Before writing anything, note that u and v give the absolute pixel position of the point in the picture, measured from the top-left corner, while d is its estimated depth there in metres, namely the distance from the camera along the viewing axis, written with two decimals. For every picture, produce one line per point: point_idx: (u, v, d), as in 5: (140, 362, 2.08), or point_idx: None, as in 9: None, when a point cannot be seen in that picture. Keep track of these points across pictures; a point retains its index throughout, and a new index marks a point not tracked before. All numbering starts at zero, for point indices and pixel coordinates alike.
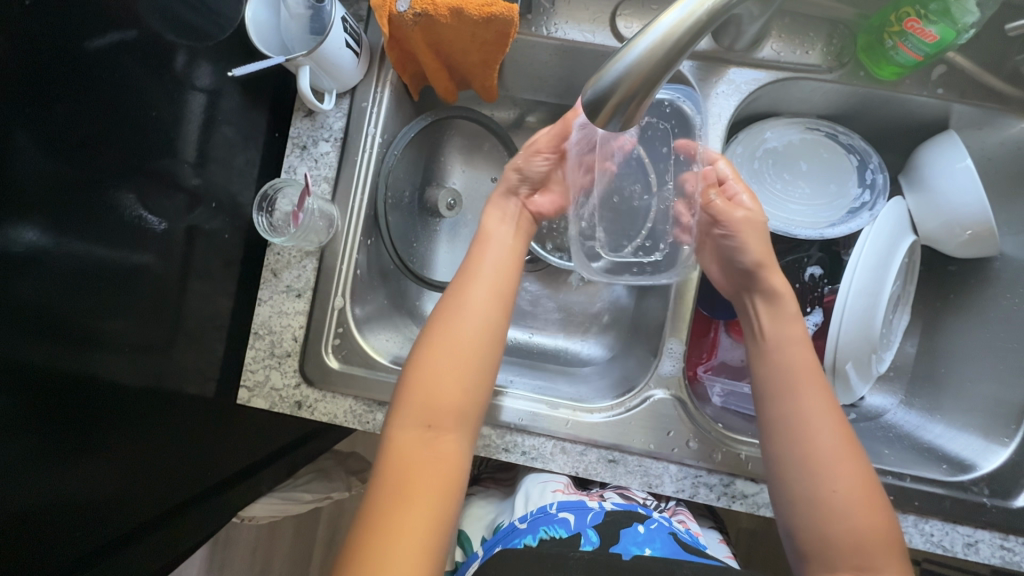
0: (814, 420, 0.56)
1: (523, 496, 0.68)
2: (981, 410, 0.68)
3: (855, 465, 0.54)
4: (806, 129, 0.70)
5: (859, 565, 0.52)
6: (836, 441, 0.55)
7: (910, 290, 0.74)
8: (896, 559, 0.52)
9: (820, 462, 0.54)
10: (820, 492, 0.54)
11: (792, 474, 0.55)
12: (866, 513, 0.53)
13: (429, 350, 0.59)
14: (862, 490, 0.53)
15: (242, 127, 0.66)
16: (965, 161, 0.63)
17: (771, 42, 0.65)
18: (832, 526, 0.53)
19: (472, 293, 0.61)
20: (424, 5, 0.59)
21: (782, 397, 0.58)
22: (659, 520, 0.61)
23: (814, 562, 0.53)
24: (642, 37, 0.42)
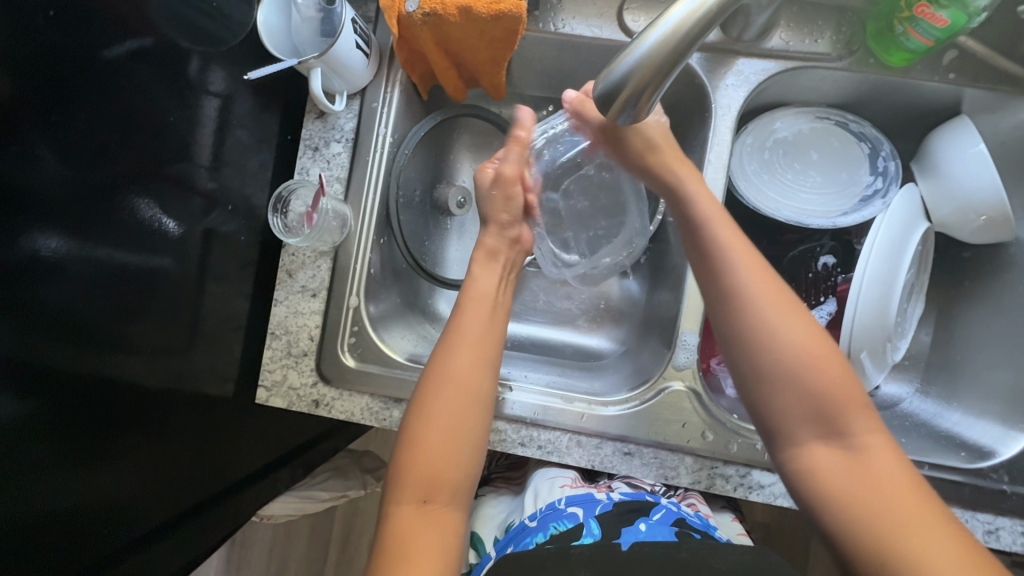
0: (746, 294, 0.54)
1: (531, 494, 0.68)
2: (1000, 396, 0.67)
3: (804, 327, 0.52)
4: (816, 118, 0.70)
5: (825, 430, 0.50)
6: (772, 301, 0.53)
7: (924, 277, 0.73)
8: (861, 411, 0.50)
9: (766, 332, 0.52)
10: (769, 359, 0.52)
11: (742, 352, 0.53)
12: (826, 377, 0.51)
13: (416, 423, 0.56)
14: (815, 350, 0.51)
15: (256, 131, 0.66)
16: (977, 147, 0.63)
17: (780, 32, 0.65)
18: (788, 395, 0.51)
19: (457, 361, 0.58)
20: (433, 5, 0.59)
21: (714, 278, 0.56)
22: (665, 506, 0.62)
23: (784, 436, 0.52)
24: (652, 29, 0.42)
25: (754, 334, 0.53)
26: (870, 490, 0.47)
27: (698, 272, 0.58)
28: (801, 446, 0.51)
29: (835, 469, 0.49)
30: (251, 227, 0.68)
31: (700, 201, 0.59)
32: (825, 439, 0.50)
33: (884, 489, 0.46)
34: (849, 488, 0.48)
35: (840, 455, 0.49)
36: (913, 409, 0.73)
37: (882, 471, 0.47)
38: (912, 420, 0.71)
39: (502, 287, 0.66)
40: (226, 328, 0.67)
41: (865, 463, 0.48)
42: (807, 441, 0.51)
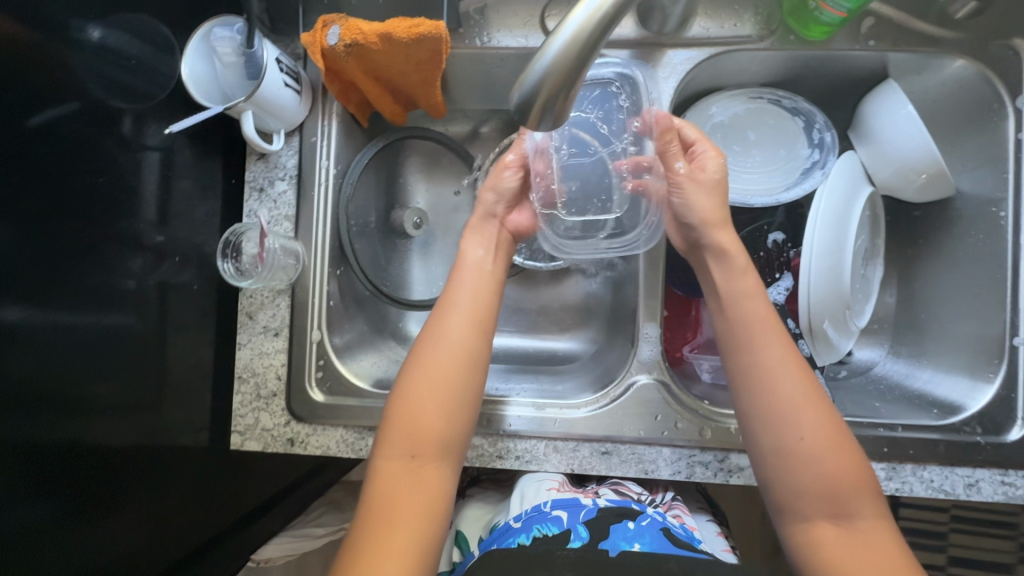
0: (772, 371, 0.54)
1: (518, 495, 0.68)
2: (964, 349, 0.67)
3: (828, 409, 0.53)
4: (748, 99, 0.71)
5: (834, 510, 0.51)
6: (802, 388, 0.53)
7: (879, 242, 0.74)
8: (870, 500, 0.51)
9: (790, 420, 0.52)
10: (786, 440, 0.52)
11: (763, 432, 0.53)
12: (839, 459, 0.51)
13: (411, 383, 0.56)
14: (832, 440, 0.52)
15: (200, 179, 0.66)
16: (908, 108, 0.64)
17: (699, 20, 0.66)
18: (802, 477, 0.52)
19: (451, 321, 0.58)
20: (353, 35, 0.60)
21: (743, 354, 0.55)
22: (651, 515, 0.61)
23: (791, 514, 0.52)
24: (556, 35, 0.43)
25: (781, 414, 0.53)
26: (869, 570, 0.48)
27: (726, 345, 0.57)
28: (808, 523, 0.52)
29: (839, 546, 0.50)
30: (205, 274, 0.67)
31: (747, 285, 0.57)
32: (831, 519, 0.51)
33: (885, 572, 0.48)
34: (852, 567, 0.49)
35: (843, 534, 0.50)
36: (886, 372, 0.74)
37: (878, 552, 0.49)
38: (885, 383, 0.72)
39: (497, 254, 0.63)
40: (193, 378, 0.66)
41: (864, 540, 0.50)
42: (814, 519, 0.51)
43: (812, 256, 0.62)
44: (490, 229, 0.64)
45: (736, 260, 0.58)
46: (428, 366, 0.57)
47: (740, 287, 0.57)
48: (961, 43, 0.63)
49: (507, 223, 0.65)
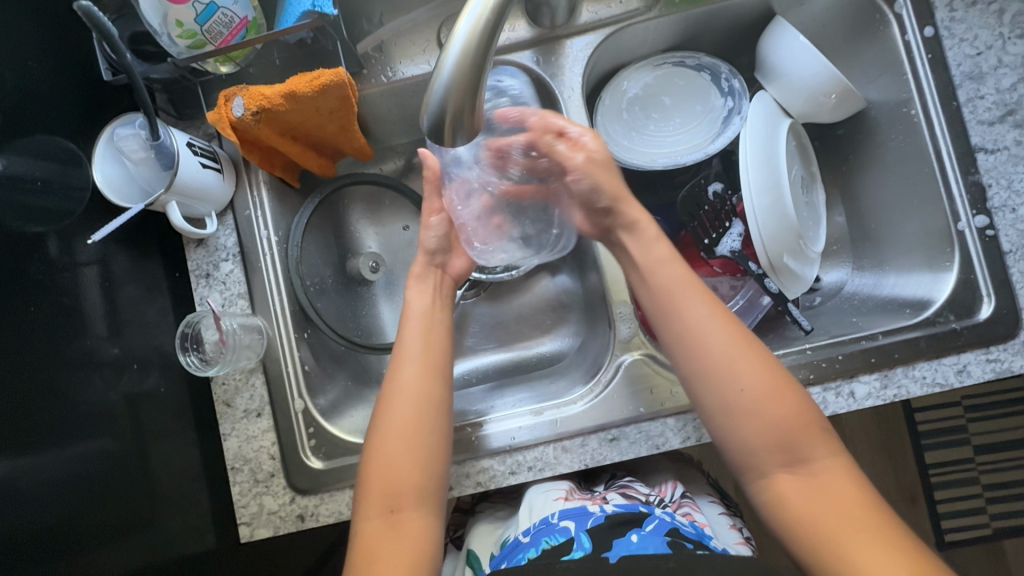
0: (699, 332, 0.55)
1: (526, 508, 0.66)
2: (919, 245, 0.70)
3: (761, 360, 0.54)
4: (655, 67, 0.73)
5: (787, 458, 0.51)
6: (732, 342, 0.54)
7: (814, 169, 0.76)
8: (824, 442, 0.52)
9: (722, 370, 0.54)
10: (723, 396, 0.53)
11: (703, 390, 0.54)
12: (781, 404, 0.52)
13: (377, 443, 0.55)
14: (771, 381, 0.53)
15: (143, 281, 0.64)
16: (800, 38, 0.67)
17: (587, 6, 0.68)
18: (749, 427, 0.52)
19: (409, 376, 0.58)
20: (257, 101, 0.60)
21: (669, 321, 0.57)
22: (659, 517, 0.61)
23: (750, 469, 0.53)
24: (446, 52, 0.43)
25: (710, 368, 0.54)
26: (830, 518, 0.48)
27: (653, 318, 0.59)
28: (767, 476, 0.52)
29: (800, 497, 0.50)
30: (173, 375, 0.65)
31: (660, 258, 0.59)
32: (787, 468, 0.51)
33: (844, 511, 0.48)
34: (817, 518, 0.48)
35: (802, 482, 0.50)
36: (857, 288, 0.76)
37: (838, 490, 0.49)
38: (858, 298, 0.75)
39: (441, 302, 0.64)
40: (184, 483, 0.63)
41: (823, 484, 0.50)
42: (772, 471, 0.51)
43: (753, 196, 0.63)
44: (430, 280, 0.65)
45: (646, 228, 0.61)
46: (388, 432, 0.55)
47: (655, 252, 0.59)
48: None
49: (450, 269, 0.67)
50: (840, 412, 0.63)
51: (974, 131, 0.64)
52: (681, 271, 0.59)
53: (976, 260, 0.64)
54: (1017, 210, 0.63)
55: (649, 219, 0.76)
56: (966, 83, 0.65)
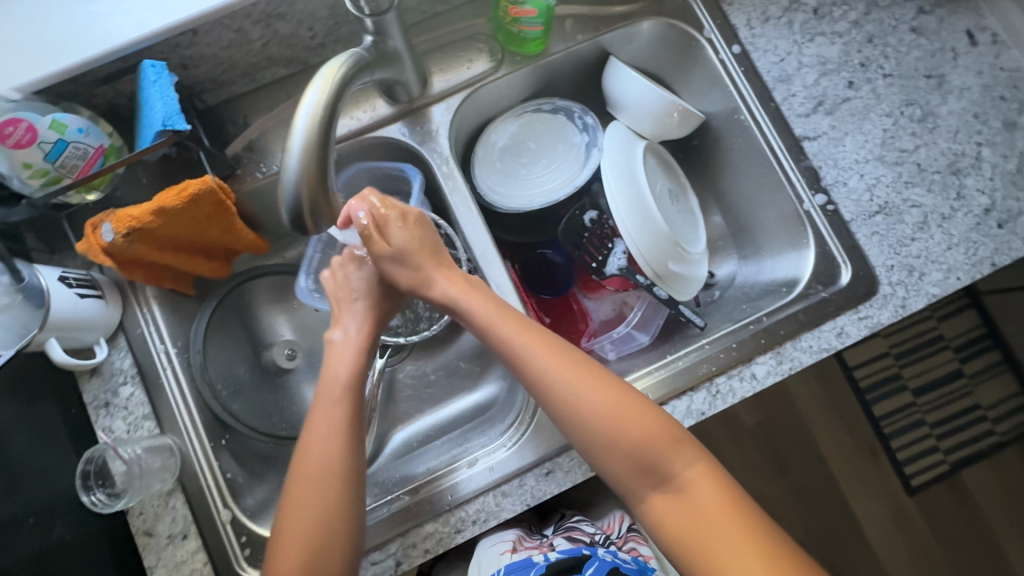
0: (545, 381, 0.56)
1: (476, 565, 0.70)
2: (782, 228, 0.77)
3: (615, 392, 0.56)
4: (516, 116, 0.78)
5: (654, 479, 0.55)
6: (578, 379, 0.56)
7: (681, 179, 0.84)
8: (684, 452, 0.55)
9: (575, 410, 0.55)
10: (584, 434, 0.56)
11: (568, 432, 0.57)
12: (643, 430, 0.55)
13: (283, 530, 0.55)
14: (620, 410, 0.55)
15: (35, 428, 0.60)
16: (632, 73, 0.75)
17: (439, 76, 0.74)
18: (613, 460, 0.55)
19: (313, 457, 0.56)
20: (127, 223, 0.60)
21: (517, 373, 0.58)
22: (599, 559, 0.65)
23: (627, 493, 0.56)
24: (288, 149, 0.46)
25: (565, 410, 0.56)
26: (711, 538, 0.52)
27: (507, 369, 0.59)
28: (642, 498, 0.55)
29: (673, 514, 0.54)
30: (83, 519, 0.60)
31: (490, 310, 0.60)
32: (657, 488, 0.55)
33: (711, 524, 0.52)
34: (697, 538, 0.52)
35: (670, 498, 0.54)
36: (744, 277, 0.83)
37: (702, 502, 0.53)
38: (747, 286, 0.81)
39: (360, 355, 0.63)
40: None
41: (690, 497, 0.54)
42: (645, 494, 0.55)
43: (622, 217, 0.69)
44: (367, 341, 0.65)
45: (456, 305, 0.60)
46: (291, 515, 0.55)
47: (479, 314, 0.60)
48: (641, 11, 0.77)
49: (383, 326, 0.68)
50: (748, 396, 0.67)
51: (796, 124, 0.74)
52: (515, 326, 0.59)
53: (826, 233, 0.72)
54: (847, 183, 0.72)
55: (544, 252, 0.81)
56: (778, 85, 0.74)
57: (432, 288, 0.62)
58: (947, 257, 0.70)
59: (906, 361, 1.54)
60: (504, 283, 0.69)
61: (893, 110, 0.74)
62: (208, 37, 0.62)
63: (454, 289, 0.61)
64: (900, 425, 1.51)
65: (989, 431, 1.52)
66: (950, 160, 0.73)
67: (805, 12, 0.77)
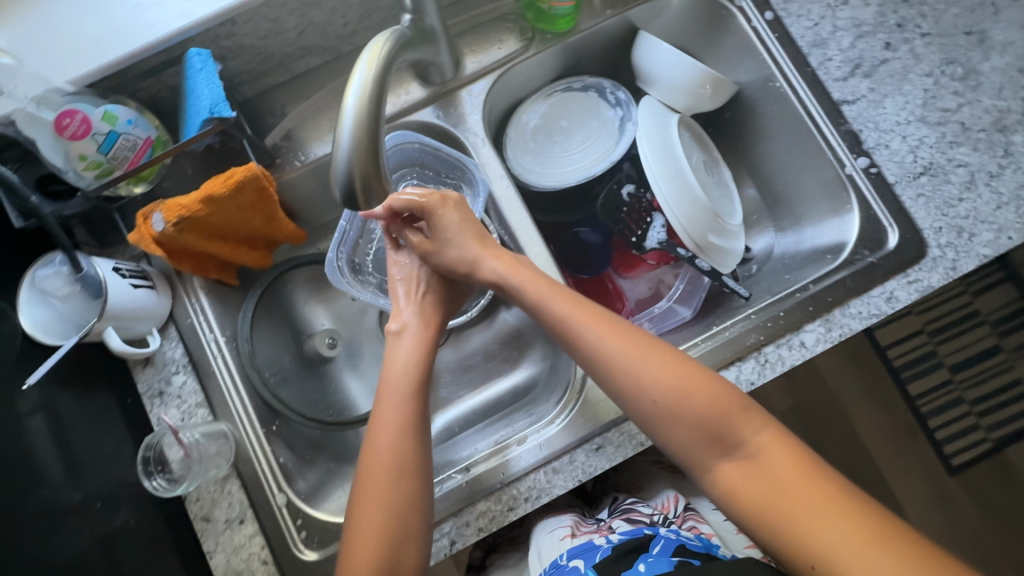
0: (601, 353, 0.57)
1: (538, 552, 0.73)
2: (822, 196, 0.76)
3: (679, 367, 0.56)
4: (547, 96, 0.78)
5: (722, 448, 0.54)
6: (633, 351, 0.57)
7: (714, 152, 0.83)
8: (749, 419, 0.54)
9: (633, 380, 0.55)
10: (645, 406, 0.55)
11: (626, 405, 0.57)
12: (707, 399, 0.54)
13: (357, 515, 0.56)
14: (680, 379, 0.55)
15: (94, 416, 0.62)
16: (664, 44, 0.74)
17: (471, 58, 0.74)
18: (677, 429, 0.55)
19: (381, 451, 0.57)
20: (177, 212, 0.61)
21: (573, 348, 0.59)
22: (664, 537, 0.64)
23: (694, 464, 0.55)
24: (340, 126, 0.47)
25: (624, 382, 0.56)
26: (787, 502, 0.50)
27: (561, 344, 0.60)
28: (711, 468, 0.54)
29: (744, 481, 0.53)
30: (143, 505, 0.62)
31: (542, 288, 0.60)
32: (727, 457, 0.54)
33: (787, 489, 0.51)
34: (770, 503, 0.51)
35: (741, 466, 0.53)
36: (783, 249, 0.82)
37: (776, 468, 0.52)
38: (787, 257, 0.80)
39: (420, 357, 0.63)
40: None
41: (761, 462, 0.53)
42: (714, 463, 0.54)
43: (661, 189, 0.69)
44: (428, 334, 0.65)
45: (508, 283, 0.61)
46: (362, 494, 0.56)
47: (530, 290, 0.60)
48: None
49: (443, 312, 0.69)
50: (798, 364, 0.66)
51: (833, 88, 0.72)
52: (568, 301, 0.59)
53: (870, 198, 0.71)
54: (889, 146, 0.71)
55: (580, 232, 0.80)
56: (814, 50, 0.73)
57: (479, 266, 0.63)
58: (996, 216, 0.68)
59: (941, 338, 1.50)
60: (545, 260, 0.69)
61: (933, 70, 0.73)
62: (247, 27, 0.63)
63: (506, 271, 0.61)
64: (939, 402, 1.48)
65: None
66: (994, 117, 0.71)
67: None
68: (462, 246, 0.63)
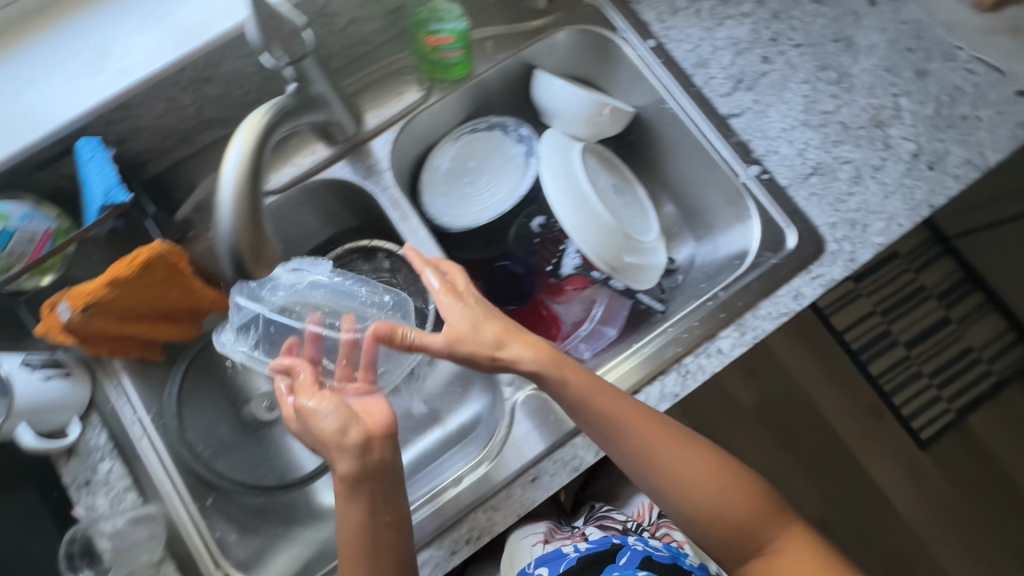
0: (659, 467, 0.63)
1: (508, 555, 0.74)
2: (727, 204, 0.79)
3: (723, 478, 0.65)
4: (454, 139, 0.81)
5: (754, 548, 0.65)
6: (685, 465, 0.64)
7: (626, 173, 0.86)
8: (778, 523, 0.65)
9: (683, 493, 0.64)
10: (693, 513, 0.64)
11: (674, 510, 0.65)
12: (748, 511, 0.64)
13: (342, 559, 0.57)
14: (722, 488, 0.64)
15: (13, 516, 0.60)
16: (558, 80, 0.78)
17: (374, 113, 0.77)
18: (716, 533, 0.64)
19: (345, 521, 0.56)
20: (81, 300, 0.62)
21: (634, 466, 0.64)
22: (631, 549, 0.67)
23: (728, 560, 0.66)
24: (217, 200, 0.48)
25: (676, 492, 0.64)
26: None
27: (625, 462, 0.64)
28: (743, 563, 0.65)
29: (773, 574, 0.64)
30: None
31: (618, 416, 0.62)
32: (757, 554, 0.65)
33: None
34: None
35: (769, 561, 0.64)
36: (703, 258, 0.84)
37: (797, 564, 0.64)
38: (705, 265, 0.83)
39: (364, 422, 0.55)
40: None
41: (786, 558, 0.64)
42: (745, 559, 0.65)
43: (567, 219, 0.71)
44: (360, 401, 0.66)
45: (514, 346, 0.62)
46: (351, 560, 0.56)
47: (590, 415, 0.61)
48: (557, 22, 0.80)
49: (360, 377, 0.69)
50: (717, 371, 0.68)
51: (720, 104, 0.76)
52: (640, 424, 0.62)
53: (767, 202, 0.74)
54: (778, 152, 0.75)
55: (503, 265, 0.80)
56: (697, 71, 0.78)
57: (501, 345, 0.62)
58: (885, 206, 0.72)
59: (893, 317, 1.55)
60: None
61: (810, 76, 0.77)
62: (140, 109, 0.64)
63: (574, 400, 0.61)
64: (901, 379, 1.52)
65: (986, 372, 1.53)
66: (871, 114, 0.76)
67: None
68: (487, 331, 0.62)
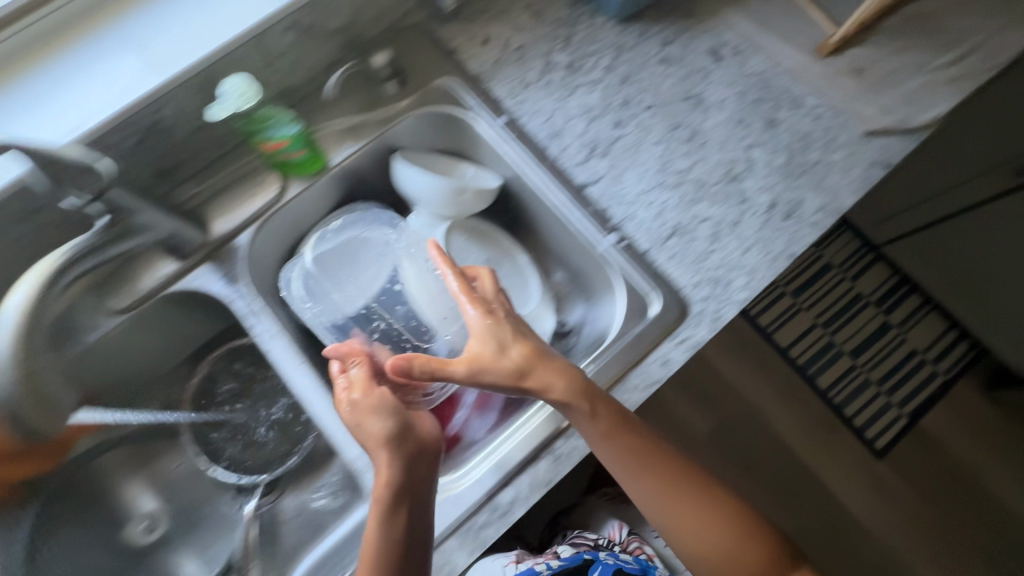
0: (660, 504, 0.68)
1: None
2: (598, 270, 0.79)
3: (726, 523, 0.69)
4: (319, 231, 0.80)
5: None
6: (688, 508, 0.69)
7: (505, 246, 0.86)
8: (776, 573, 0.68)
9: (686, 528, 0.68)
10: (694, 545, 0.69)
11: (677, 540, 0.69)
12: (747, 557, 0.68)
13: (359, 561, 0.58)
14: (723, 532, 0.69)
15: None
16: (410, 167, 0.77)
17: (222, 218, 0.75)
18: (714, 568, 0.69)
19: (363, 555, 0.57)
20: None
21: (653, 489, 0.69)
22: (603, 563, 0.73)
23: None
24: None
25: (676, 526, 0.68)
26: None
27: (639, 488, 0.69)
28: None
29: None
30: None
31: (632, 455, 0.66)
32: None
33: None
34: None
35: None
36: (587, 323, 0.83)
37: None
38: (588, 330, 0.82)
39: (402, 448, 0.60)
40: None
41: None
42: None
43: (427, 314, 0.72)
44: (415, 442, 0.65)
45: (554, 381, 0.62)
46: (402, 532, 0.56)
47: (608, 447, 0.63)
48: (411, 106, 0.80)
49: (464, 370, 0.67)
50: (589, 450, 0.66)
51: (575, 174, 0.76)
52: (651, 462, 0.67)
53: (630, 268, 0.73)
54: (635, 217, 0.75)
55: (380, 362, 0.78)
56: (552, 142, 0.78)
57: (532, 378, 0.62)
58: (744, 261, 0.73)
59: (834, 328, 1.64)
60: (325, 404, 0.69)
61: (663, 137, 0.78)
62: None
63: (581, 419, 0.61)
64: (847, 391, 1.60)
65: (933, 372, 1.64)
66: (725, 169, 0.77)
67: (560, 70, 0.81)
68: (509, 355, 0.62)
